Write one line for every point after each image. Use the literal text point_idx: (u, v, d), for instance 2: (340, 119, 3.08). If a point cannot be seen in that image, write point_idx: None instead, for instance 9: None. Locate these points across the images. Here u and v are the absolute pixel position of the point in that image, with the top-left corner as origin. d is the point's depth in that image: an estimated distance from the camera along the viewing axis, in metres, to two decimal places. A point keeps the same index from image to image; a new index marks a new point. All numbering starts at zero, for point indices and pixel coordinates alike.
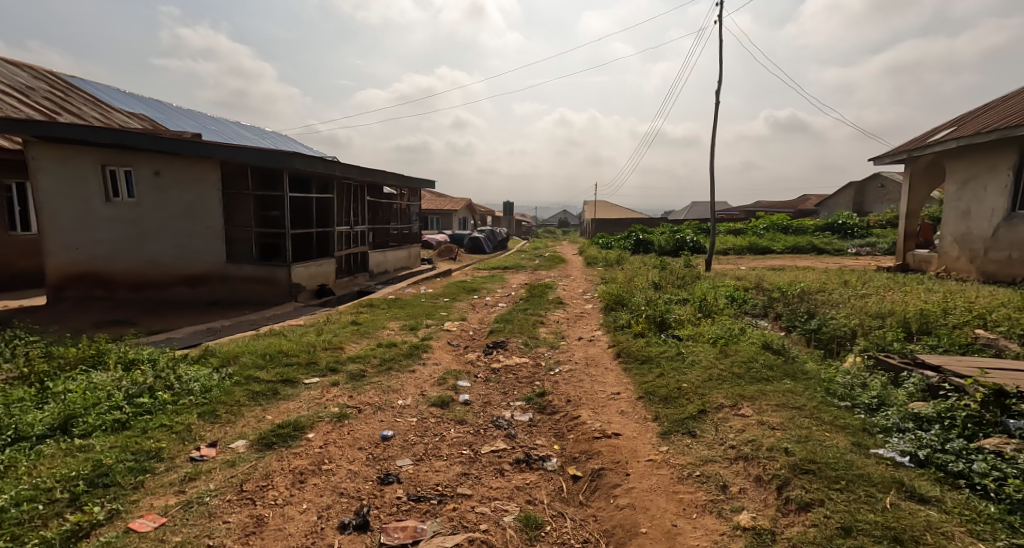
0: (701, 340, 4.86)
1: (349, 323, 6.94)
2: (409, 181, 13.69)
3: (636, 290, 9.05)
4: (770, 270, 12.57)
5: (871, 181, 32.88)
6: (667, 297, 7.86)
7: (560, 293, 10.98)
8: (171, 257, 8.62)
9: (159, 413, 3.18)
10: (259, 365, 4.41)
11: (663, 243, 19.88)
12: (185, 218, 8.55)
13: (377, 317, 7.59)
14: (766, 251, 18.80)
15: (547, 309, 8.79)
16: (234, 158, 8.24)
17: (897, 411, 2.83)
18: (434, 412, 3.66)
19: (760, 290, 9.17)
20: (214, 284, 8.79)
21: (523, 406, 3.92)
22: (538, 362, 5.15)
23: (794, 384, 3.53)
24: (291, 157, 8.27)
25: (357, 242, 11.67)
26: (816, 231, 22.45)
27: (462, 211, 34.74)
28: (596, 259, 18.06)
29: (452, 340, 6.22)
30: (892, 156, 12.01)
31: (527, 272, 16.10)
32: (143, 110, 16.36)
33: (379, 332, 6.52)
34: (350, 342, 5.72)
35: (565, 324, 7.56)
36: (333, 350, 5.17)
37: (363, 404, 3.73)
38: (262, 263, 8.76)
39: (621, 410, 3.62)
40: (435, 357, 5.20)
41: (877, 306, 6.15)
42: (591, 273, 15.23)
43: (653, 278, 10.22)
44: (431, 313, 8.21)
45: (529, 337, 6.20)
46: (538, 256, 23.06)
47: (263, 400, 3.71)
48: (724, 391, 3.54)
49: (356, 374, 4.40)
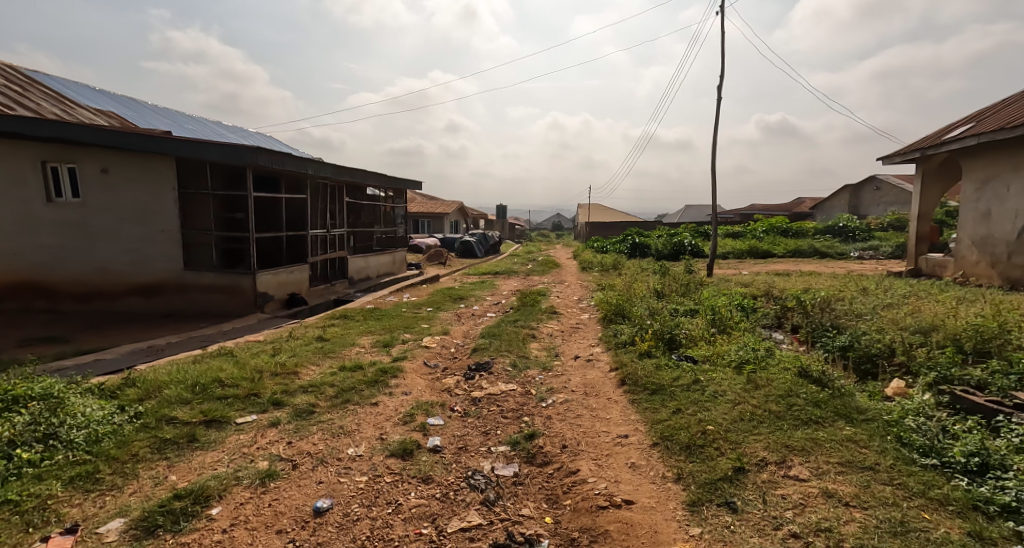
0: (723, 365, 4.10)
1: (315, 340, 6.10)
2: (393, 182, 12.88)
3: (637, 299, 8.28)
4: (776, 275, 11.89)
5: (867, 183, 32.59)
6: (673, 308, 7.09)
7: (555, 302, 10.24)
8: (121, 263, 7.66)
9: (10, 482, 2.32)
10: (183, 399, 3.54)
11: (660, 247, 19.12)
12: (138, 221, 7.65)
13: (349, 330, 6.78)
14: (766, 254, 18.21)
15: (540, 320, 7.99)
16: (191, 153, 7.38)
17: (1016, 480, 2.07)
18: (391, 466, 2.85)
19: (771, 300, 8.41)
20: (171, 293, 7.93)
21: (507, 453, 3.12)
22: (528, 389, 4.35)
23: (855, 430, 2.77)
24: (255, 153, 7.41)
25: (335, 246, 10.82)
26: (816, 234, 21.88)
27: (454, 214, 33.86)
28: (592, 264, 17.31)
29: (430, 360, 5.41)
30: (903, 154, 11.43)
31: (520, 278, 15.33)
32: (113, 107, 15.44)
33: (347, 351, 5.69)
34: (309, 364, 4.89)
35: (559, 338, 6.80)
36: (284, 376, 4.33)
37: (302, 455, 2.91)
38: (224, 271, 7.91)
39: (631, 463, 2.84)
40: (405, 384, 4.38)
41: (914, 320, 5.42)
42: (587, 278, 14.51)
43: (654, 285, 9.47)
44: (411, 326, 7.39)
45: (518, 356, 5.41)
46: (532, 260, 22.37)
47: (170, 451, 2.84)
48: (764, 441, 2.77)
49: (302, 409, 3.57)
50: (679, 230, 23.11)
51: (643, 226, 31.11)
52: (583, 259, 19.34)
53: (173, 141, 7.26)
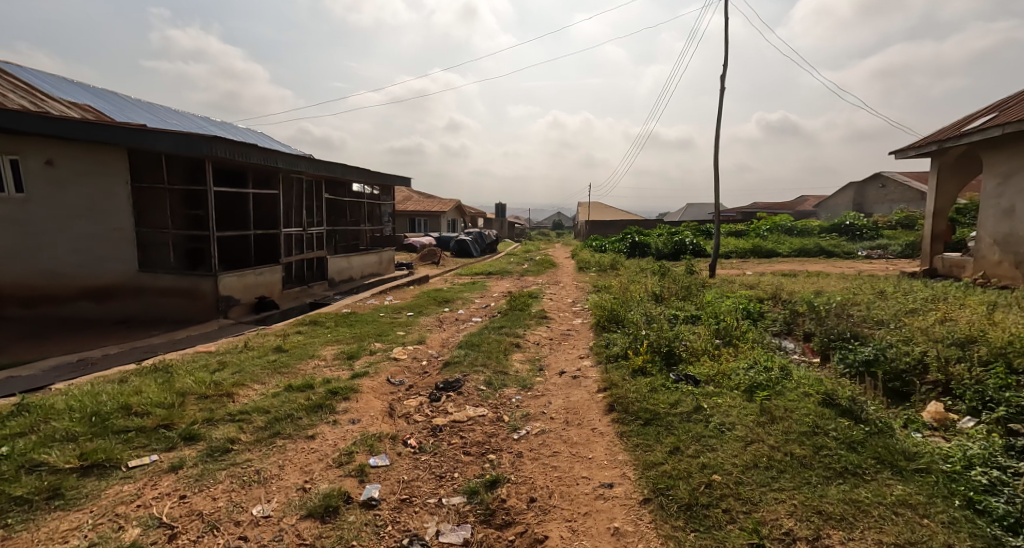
0: (731, 389, 3.44)
1: (271, 351, 5.44)
2: (378, 178, 12.21)
3: (633, 304, 7.60)
4: (782, 277, 11.24)
5: (872, 180, 31.89)
6: (672, 314, 6.42)
7: (546, 305, 9.60)
8: (71, 265, 6.96)
9: None
10: (70, 434, 2.88)
11: (661, 246, 18.46)
12: (88, 218, 6.95)
13: (314, 340, 6.13)
14: (770, 254, 17.56)
15: (527, 326, 7.32)
16: (142, 143, 6.70)
17: None
18: (303, 535, 2.21)
19: (780, 306, 7.73)
20: (126, 297, 7.29)
21: (460, 510, 2.47)
22: (500, 415, 3.69)
23: (908, 489, 2.11)
24: (211, 142, 6.74)
25: (313, 246, 10.15)
26: (821, 233, 21.18)
27: (450, 213, 33.19)
28: (588, 264, 16.62)
29: (395, 375, 4.76)
30: (918, 147, 10.78)
31: (513, 278, 14.67)
32: (89, 101, 14.80)
33: (303, 364, 5.02)
34: (251, 383, 4.23)
35: (546, 348, 6.16)
36: (214, 400, 3.67)
37: (191, 518, 2.26)
38: (183, 273, 7.25)
39: (614, 530, 2.19)
40: (357, 408, 3.73)
41: (947, 329, 4.74)
42: (583, 279, 13.86)
43: (652, 288, 8.78)
44: (384, 333, 6.73)
45: (495, 371, 4.74)
46: (530, 260, 21.73)
47: (15, 515, 2.18)
48: (787, 504, 2.13)
49: (216, 446, 2.90)
50: (680, 229, 22.43)
51: (644, 225, 30.40)
52: (580, 259, 18.67)
53: (122, 130, 6.60)
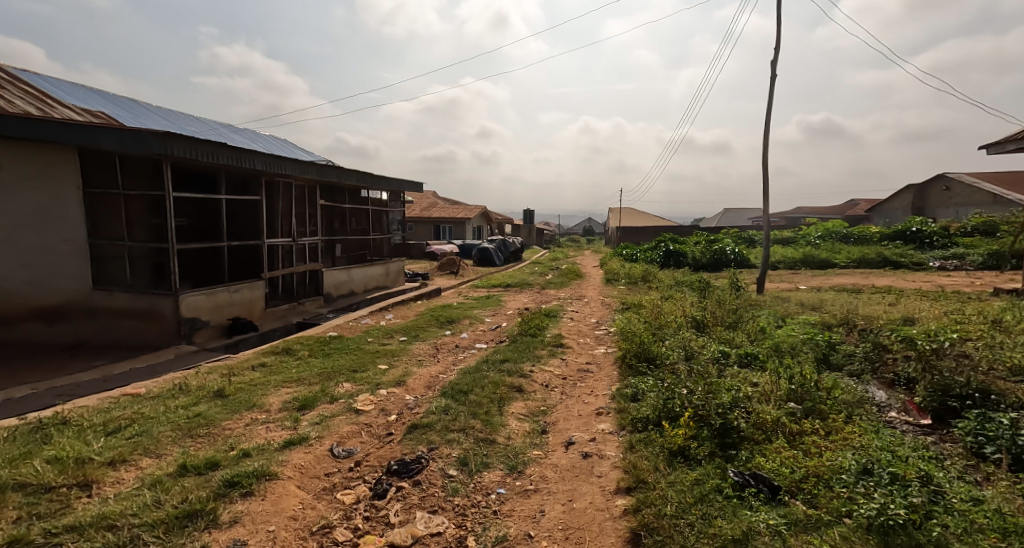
0: (840, 523, 2.03)
1: (206, 398, 4.32)
2: (382, 183, 11.17)
3: (668, 332, 6.19)
4: (847, 296, 9.55)
5: (935, 182, 29.07)
6: (720, 352, 4.97)
7: (566, 328, 8.28)
8: (15, 283, 6.03)
9: None
10: None
11: (698, 256, 16.84)
12: (34, 229, 6.01)
13: (271, 379, 4.99)
14: (824, 265, 15.65)
15: (537, 359, 6.03)
16: (87, 142, 5.78)
17: None
18: None
19: (858, 339, 6.14)
20: (79, 319, 6.37)
21: None
22: (464, 536, 2.40)
23: None
24: (164, 140, 5.74)
25: (305, 258, 9.13)
26: (882, 241, 18.98)
27: (476, 220, 32.32)
28: (617, 275, 15.17)
29: (344, 441, 3.54)
30: (1018, 139, 8.92)
31: (534, 292, 13.39)
32: (102, 106, 14.46)
33: (235, 420, 3.87)
34: (135, 458, 3.05)
35: (555, 396, 4.85)
36: (52, 498, 2.52)
37: None
38: (140, 292, 6.27)
39: None
40: (254, 515, 2.50)
41: None
42: (611, 294, 12.45)
43: (692, 310, 7.31)
44: (362, 368, 5.54)
45: (478, 441, 3.45)
46: (555, 269, 20.42)
47: None
48: None
49: None
50: (720, 237, 20.62)
51: (680, 231, 28.63)
52: (609, 268, 17.22)
53: (62, 127, 5.68)
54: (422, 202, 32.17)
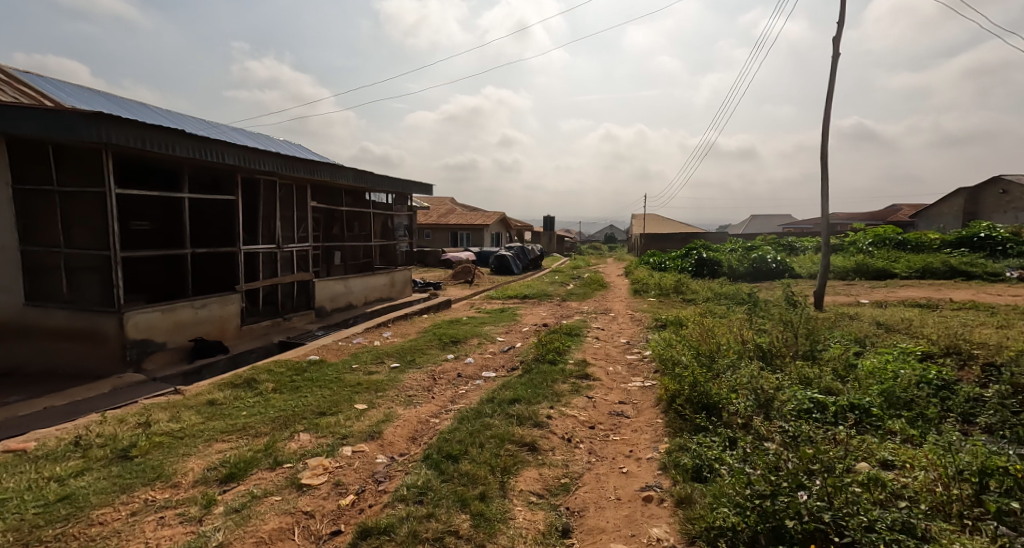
0: None
1: (102, 461, 3.14)
2: (385, 183, 10.05)
3: (725, 365, 4.83)
4: (932, 315, 7.97)
5: (990, 185, 26.71)
6: (811, 402, 3.60)
7: (592, 350, 6.98)
8: None
9: None
10: None
11: (734, 264, 15.34)
12: None
13: (207, 427, 3.80)
14: (881, 276, 13.93)
15: (556, 397, 4.75)
16: (9, 127, 4.76)
17: None
18: None
19: (979, 379, 4.67)
20: (12, 339, 5.34)
21: None
22: None
23: None
24: (100, 125, 4.68)
25: (293, 268, 8.04)
26: (943, 249, 17.03)
27: (495, 227, 31.31)
28: (646, 285, 13.77)
29: None
30: None
31: (554, 304, 12.10)
32: (103, 106, 13.80)
33: (120, 504, 2.66)
34: None
35: (581, 460, 3.55)
36: None
37: None
38: (80, 309, 5.21)
39: None
40: None
41: None
42: (640, 307, 11.08)
43: (750, 333, 5.89)
44: (333, 411, 4.34)
45: None
46: (578, 278, 19.10)
47: None
48: None
49: None
50: (758, 244, 18.99)
51: (709, 238, 27.01)
52: (635, 277, 15.83)
53: None
54: (439, 209, 31.11)
